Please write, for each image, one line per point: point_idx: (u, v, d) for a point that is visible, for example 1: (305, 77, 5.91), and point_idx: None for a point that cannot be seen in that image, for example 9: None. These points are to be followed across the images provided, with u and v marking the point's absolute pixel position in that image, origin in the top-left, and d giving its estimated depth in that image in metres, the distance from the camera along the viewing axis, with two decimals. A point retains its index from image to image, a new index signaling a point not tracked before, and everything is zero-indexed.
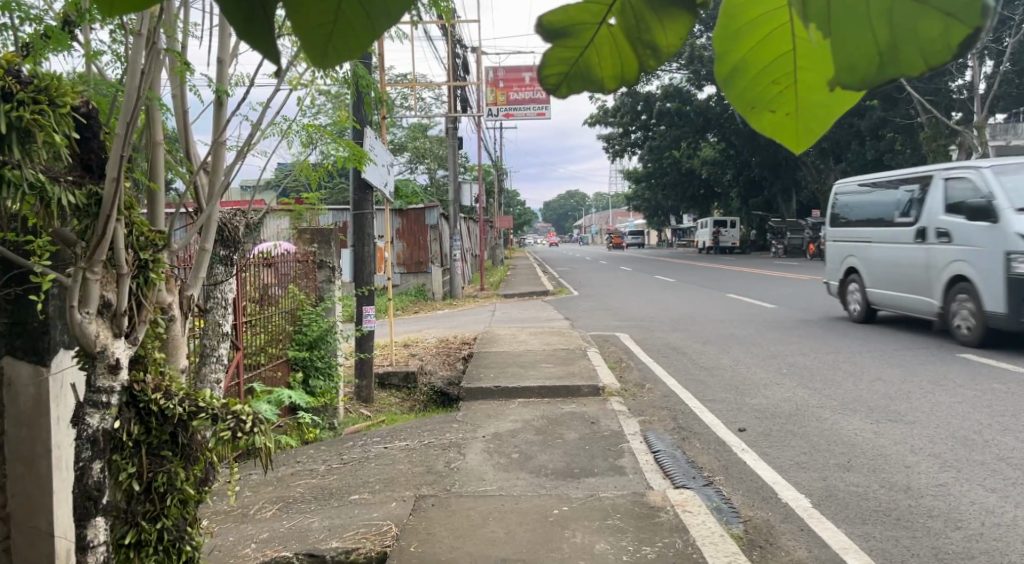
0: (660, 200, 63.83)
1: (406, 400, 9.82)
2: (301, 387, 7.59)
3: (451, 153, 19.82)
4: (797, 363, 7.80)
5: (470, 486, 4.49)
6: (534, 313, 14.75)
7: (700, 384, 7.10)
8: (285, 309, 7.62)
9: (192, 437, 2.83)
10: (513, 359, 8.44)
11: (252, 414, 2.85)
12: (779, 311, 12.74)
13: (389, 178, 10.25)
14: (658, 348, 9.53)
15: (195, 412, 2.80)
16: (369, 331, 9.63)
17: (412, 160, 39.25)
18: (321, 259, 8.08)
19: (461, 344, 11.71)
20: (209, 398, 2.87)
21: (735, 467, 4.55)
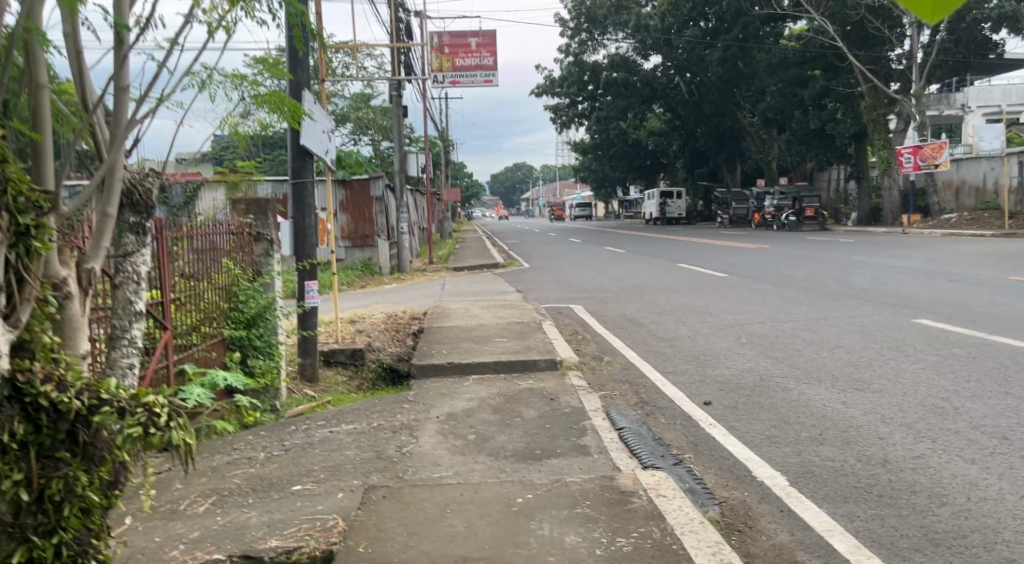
0: (606, 171, 63.81)
1: (354, 379, 9.44)
2: (239, 367, 7.14)
3: (396, 123, 19.21)
4: (756, 333, 7.62)
5: (423, 473, 4.14)
6: (484, 286, 14.40)
7: (660, 356, 6.85)
8: (219, 286, 7.11)
9: (96, 435, 2.48)
10: (466, 334, 8.08)
11: (165, 406, 2.54)
12: (732, 279, 12.61)
13: (331, 145, 9.77)
14: (614, 319, 9.27)
15: (97, 406, 2.45)
16: (313, 308, 9.18)
17: (356, 132, 38.33)
18: (258, 231, 7.64)
19: (410, 319, 11.33)
20: (114, 388, 2.52)
21: (704, 444, 4.29)
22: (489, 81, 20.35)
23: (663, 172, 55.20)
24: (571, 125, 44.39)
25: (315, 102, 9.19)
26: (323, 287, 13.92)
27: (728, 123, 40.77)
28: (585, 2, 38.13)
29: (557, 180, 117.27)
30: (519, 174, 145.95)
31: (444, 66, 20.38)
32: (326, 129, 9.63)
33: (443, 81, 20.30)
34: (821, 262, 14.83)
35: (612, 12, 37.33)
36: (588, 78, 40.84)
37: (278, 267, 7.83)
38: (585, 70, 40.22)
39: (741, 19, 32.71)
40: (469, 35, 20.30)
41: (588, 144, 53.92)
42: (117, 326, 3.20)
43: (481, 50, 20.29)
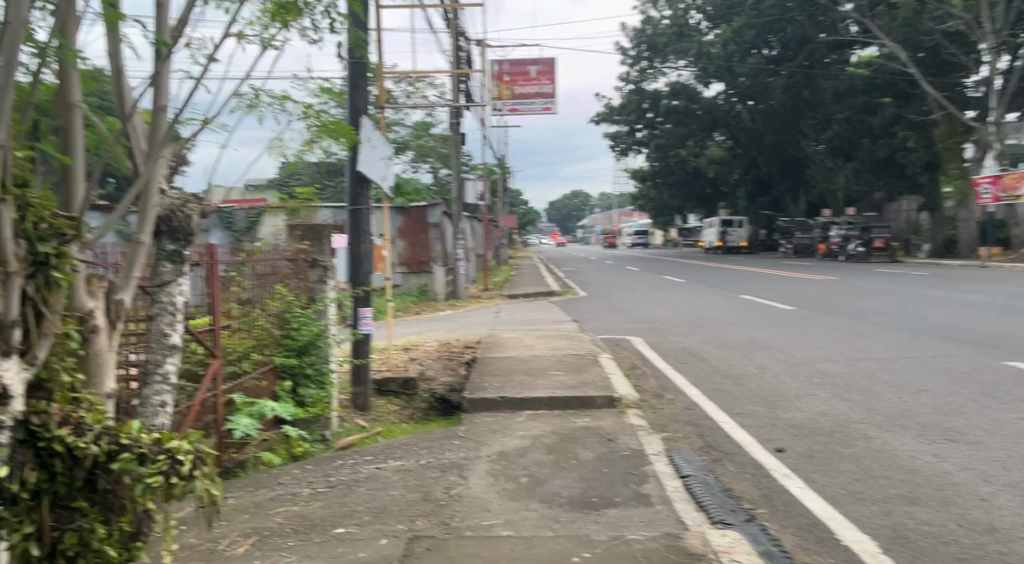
0: (665, 199, 63.13)
1: (406, 408, 9.27)
2: (289, 397, 6.97)
3: (455, 150, 19.23)
4: (829, 372, 7.18)
5: (472, 520, 3.88)
6: (541, 315, 14.13)
7: (726, 396, 6.48)
8: (272, 312, 6.96)
9: (114, 484, 2.57)
10: (522, 366, 7.82)
11: (186, 456, 2.58)
12: (799, 313, 12.11)
13: (389, 172, 9.69)
14: (676, 353, 8.90)
15: (116, 452, 2.51)
16: (366, 335, 9.06)
17: (416, 159, 38.76)
18: (314, 258, 7.51)
19: (464, 348, 11.12)
20: (135, 433, 2.58)
21: (779, 498, 3.93)
22: (549, 108, 20.25)
23: (724, 200, 54.30)
24: (630, 153, 44.02)
25: (374, 129, 9.14)
26: (378, 314, 13.83)
27: (791, 152, 39.96)
28: (646, 30, 37.98)
29: (615, 208, 116.66)
30: (577, 201, 145.75)
31: (504, 94, 20.34)
32: (385, 156, 9.56)
33: (502, 109, 20.25)
34: (895, 296, 14.17)
35: (673, 40, 37.11)
36: (648, 106, 40.37)
37: (333, 294, 7.70)
38: (645, 97, 39.89)
39: (807, 47, 32.37)
40: (529, 63, 20.27)
41: (648, 173, 53.43)
42: (151, 359, 3.18)
43: (541, 78, 20.23)
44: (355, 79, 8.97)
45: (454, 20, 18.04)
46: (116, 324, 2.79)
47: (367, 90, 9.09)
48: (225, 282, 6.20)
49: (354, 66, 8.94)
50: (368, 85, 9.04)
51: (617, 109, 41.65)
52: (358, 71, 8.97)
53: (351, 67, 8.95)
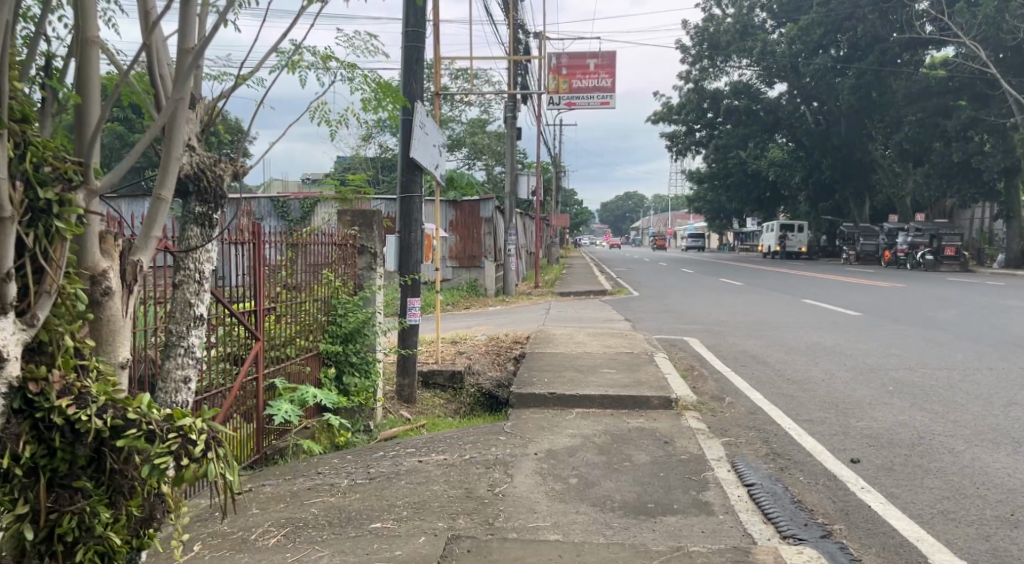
0: (722, 201, 61.99)
1: (451, 403, 9.10)
2: (332, 385, 6.84)
3: (511, 144, 19.00)
4: (903, 381, 6.73)
5: (518, 521, 3.60)
6: (592, 313, 13.79)
7: (791, 401, 6.08)
8: (319, 297, 6.81)
9: (121, 465, 2.49)
10: (573, 362, 7.53)
11: (201, 433, 2.48)
12: (866, 320, 11.56)
13: (441, 160, 9.49)
14: (735, 356, 8.49)
15: (123, 426, 2.44)
16: (413, 325, 8.90)
17: (471, 155, 38.83)
18: (362, 244, 7.50)
19: (513, 343, 10.87)
20: (146, 407, 2.50)
21: (857, 514, 3.59)
22: (606, 103, 19.87)
23: (783, 204, 53.05)
24: (687, 153, 43.19)
25: (429, 115, 8.94)
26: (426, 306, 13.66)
27: (856, 155, 38.77)
28: (709, 27, 37.20)
29: (669, 210, 115.19)
30: (631, 202, 144.48)
31: (561, 88, 19.99)
32: (438, 144, 9.35)
33: (559, 103, 19.89)
34: (969, 305, 13.45)
35: (737, 38, 36.30)
36: (707, 105, 39.38)
37: (381, 284, 7.62)
38: (705, 97, 39.00)
39: (878, 46, 31.34)
40: (588, 57, 19.88)
41: (704, 174, 52.48)
42: (175, 329, 3.22)
43: (599, 72, 19.88)
44: (410, 63, 8.77)
45: (513, 11, 17.79)
46: (132, 286, 2.78)
47: (423, 74, 8.88)
48: (274, 266, 6.10)
49: (410, 49, 8.75)
50: (424, 69, 8.84)
51: (676, 107, 40.80)
52: (414, 54, 8.78)
53: (407, 50, 8.76)
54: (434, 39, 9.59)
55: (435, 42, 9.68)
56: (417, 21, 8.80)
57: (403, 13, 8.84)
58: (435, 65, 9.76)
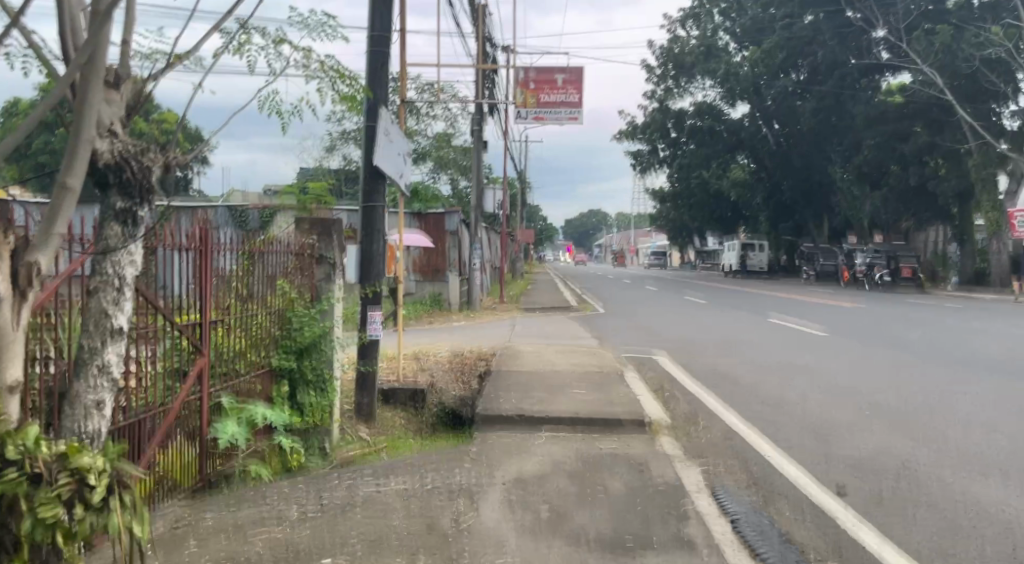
0: (685, 220, 62.44)
1: (413, 421, 8.71)
2: (287, 404, 6.38)
3: (477, 158, 18.75)
4: (879, 403, 6.54)
5: (485, 560, 3.27)
6: (558, 329, 13.53)
7: (768, 424, 5.84)
8: (272, 308, 6.39)
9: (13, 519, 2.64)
10: (541, 380, 7.21)
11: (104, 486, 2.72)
12: (833, 339, 11.46)
13: (406, 170, 9.16)
14: (706, 376, 8.26)
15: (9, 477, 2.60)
16: (372, 340, 8.50)
17: (436, 169, 38.59)
18: (320, 253, 7.10)
19: (477, 360, 10.49)
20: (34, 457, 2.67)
21: (848, 550, 3.35)
22: (573, 118, 19.72)
23: (745, 223, 53.61)
24: (652, 171, 43.39)
25: (394, 121, 8.63)
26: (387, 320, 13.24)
27: (816, 176, 39.24)
28: (674, 47, 37.49)
29: (632, 227, 115.90)
30: (594, 219, 145.19)
31: (529, 102, 19.80)
32: (403, 152, 9.04)
33: (526, 117, 19.68)
34: (933, 326, 13.47)
35: (701, 59, 36.63)
36: (672, 125, 39.59)
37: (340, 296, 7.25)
38: (669, 116, 39.20)
39: (838, 71, 31.78)
40: (556, 71, 19.73)
41: (668, 192, 52.81)
42: (89, 343, 3.16)
43: (567, 87, 19.74)
44: (375, 68, 8.46)
45: (480, 24, 17.59)
46: (24, 291, 2.75)
47: (387, 80, 8.58)
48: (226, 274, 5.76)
49: (375, 53, 8.44)
50: (389, 74, 8.53)
51: (641, 126, 41.01)
52: (378, 59, 8.46)
53: (372, 55, 8.45)
54: (400, 45, 9.28)
55: (402, 48, 9.37)
56: (382, 25, 8.50)
57: (368, 17, 8.53)
58: (400, 72, 9.46)
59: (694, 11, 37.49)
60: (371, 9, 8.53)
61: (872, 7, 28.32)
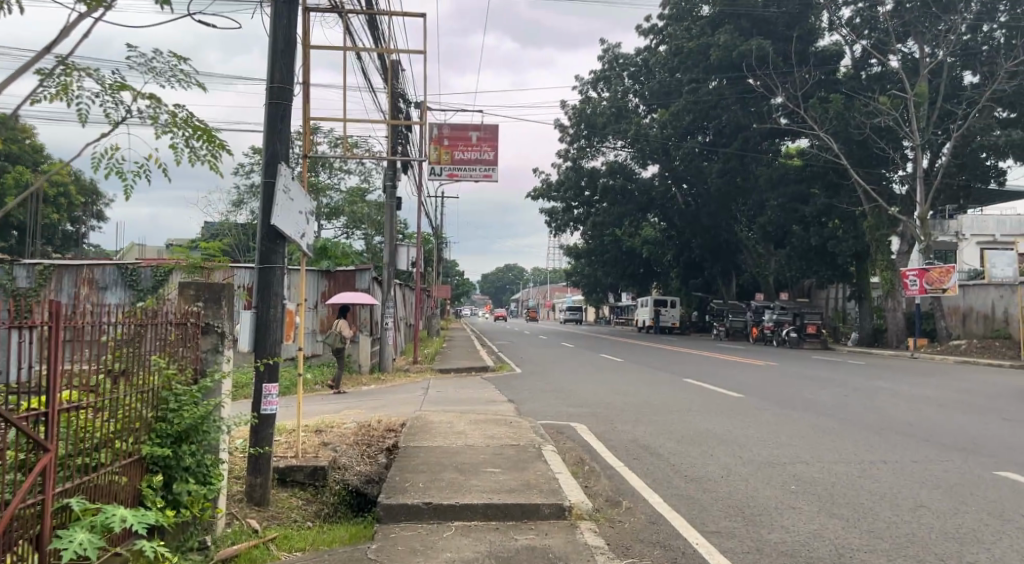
0: (599, 276, 63.18)
1: (311, 504, 8.14)
2: (158, 496, 5.66)
3: (390, 215, 18.25)
4: (805, 476, 6.27)
5: None
6: (472, 393, 13.00)
7: (693, 506, 5.46)
8: (148, 388, 5.70)
9: None
10: (450, 459, 6.66)
11: None
12: (749, 402, 11.32)
13: (309, 229, 8.59)
14: (625, 447, 7.87)
15: None
16: (267, 418, 7.86)
17: (349, 225, 38.05)
18: (207, 323, 6.57)
19: (385, 432, 9.86)
20: None
21: None
22: (488, 176, 19.48)
23: (656, 280, 54.57)
24: (566, 229, 43.76)
25: (295, 178, 8.12)
26: (287, 388, 12.46)
27: (724, 235, 40.34)
28: (586, 108, 38.16)
29: (548, 282, 116.73)
30: (510, 275, 145.75)
31: (443, 159, 19.49)
32: (306, 210, 8.50)
33: (440, 174, 19.35)
34: (843, 386, 13.54)
35: (612, 120, 37.39)
36: (585, 184, 40.02)
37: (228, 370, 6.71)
38: (582, 175, 39.63)
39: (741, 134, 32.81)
40: (470, 129, 19.59)
41: (582, 249, 53.37)
42: None
43: (482, 144, 19.55)
44: (275, 121, 7.94)
45: (392, 80, 17.29)
46: None
47: (289, 135, 8.05)
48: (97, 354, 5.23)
49: (274, 106, 7.93)
50: (290, 128, 8.02)
51: (555, 185, 41.46)
52: (278, 112, 7.95)
53: (271, 108, 7.94)
54: (304, 98, 8.77)
55: (306, 101, 8.87)
56: (283, 76, 7.99)
57: (268, 68, 8.02)
58: (303, 126, 8.93)
59: (605, 74, 38.45)
60: (270, 60, 8.01)
61: (770, 76, 29.10)
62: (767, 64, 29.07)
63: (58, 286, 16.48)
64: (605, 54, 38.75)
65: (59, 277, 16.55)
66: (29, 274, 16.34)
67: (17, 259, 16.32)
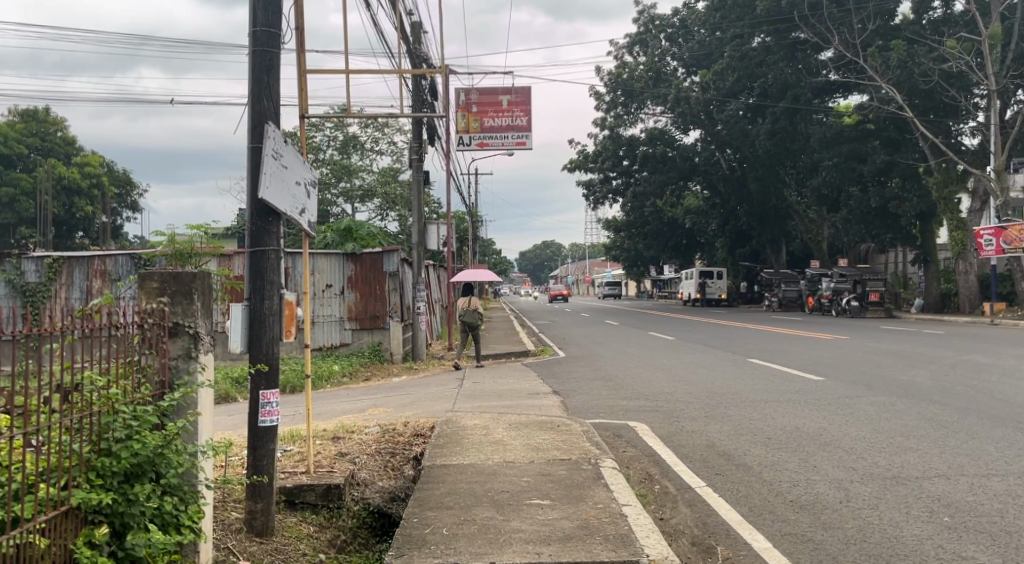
0: (640, 247, 61.28)
1: (325, 530, 6.78)
2: (104, 554, 4.31)
3: (417, 190, 16.84)
4: (957, 501, 4.75)
5: None
6: (512, 385, 11.60)
7: (823, 557, 3.99)
8: (85, 415, 4.33)
9: None
10: (485, 485, 5.25)
11: None
12: (835, 387, 9.74)
13: (311, 203, 7.24)
14: (703, 456, 6.38)
15: None
16: (265, 431, 6.56)
17: (382, 207, 37.48)
18: (174, 323, 5.22)
19: (412, 437, 8.53)
20: None
21: None
22: (521, 143, 17.94)
23: (701, 250, 52.56)
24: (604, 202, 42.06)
25: (287, 140, 6.76)
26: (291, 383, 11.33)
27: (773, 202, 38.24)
28: (622, 74, 36.42)
29: (586, 257, 114.72)
30: (548, 250, 144.00)
31: (471, 127, 18.01)
32: (306, 181, 7.16)
33: (468, 144, 17.90)
34: (937, 362, 11.85)
35: (651, 84, 35.68)
36: (623, 153, 38.23)
37: (205, 380, 5.35)
38: (620, 144, 37.90)
39: (790, 91, 30.22)
40: (500, 93, 18.00)
41: (622, 222, 51.52)
42: None
43: (513, 109, 18.04)
44: (261, 73, 6.54)
45: (413, 43, 15.81)
46: None
47: (278, 89, 6.65)
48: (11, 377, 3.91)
49: (260, 55, 6.53)
50: (278, 80, 6.62)
51: (592, 155, 39.71)
52: (265, 61, 6.56)
53: (255, 57, 6.54)
54: (298, 49, 7.37)
55: (300, 51, 7.47)
56: (268, 16, 6.57)
57: (249, 8, 6.59)
58: (299, 82, 7.53)
59: (641, 37, 36.55)
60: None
61: (824, 24, 26.96)
62: (820, 11, 26.91)
63: (69, 281, 15.42)
64: (641, 15, 36.83)
65: (70, 271, 15.46)
66: (38, 268, 15.45)
67: (26, 252, 15.49)
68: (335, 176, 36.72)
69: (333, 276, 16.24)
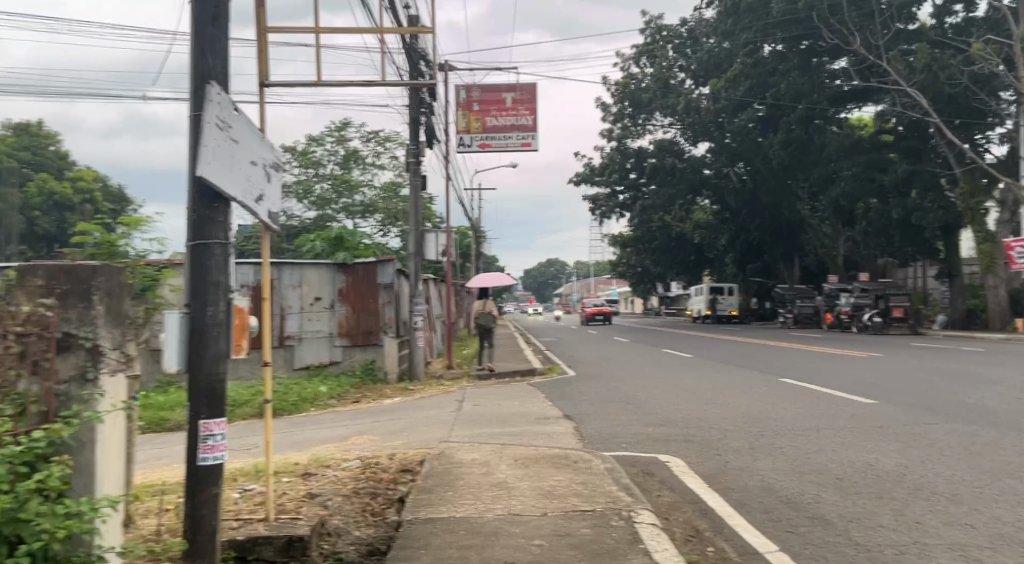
0: (647, 264, 60.03)
1: None
2: None
3: (414, 193, 15.56)
4: None
5: None
6: (519, 408, 10.25)
7: None
8: None
9: None
10: (482, 553, 3.88)
11: None
12: (892, 412, 8.39)
13: (273, 189, 5.88)
14: (765, 505, 4.99)
15: None
16: (209, 470, 5.16)
17: (384, 222, 36.26)
18: (61, 333, 3.87)
19: (399, 474, 7.12)
20: None
21: None
22: (526, 143, 16.66)
23: (710, 266, 51.24)
24: (611, 216, 40.71)
25: (239, 109, 5.38)
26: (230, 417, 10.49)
27: (786, 215, 36.87)
28: (629, 84, 35.43)
29: (591, 275, 113.12)
30: (551, 268, 143.32)
31: (473, 127, 16.81)
32: (269, 162, 5.83)
33: (470, 144, 16.64)
34: (997, 382, 10.49)
35: (659, 95, 34.52)
36: (631, 165, 37.12)
37: (107, 409, 4.00)
38: (628, 156, 36.81)
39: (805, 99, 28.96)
40: (503, 90, 16.76)
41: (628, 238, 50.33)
42: None
43: (518, 108, 16.74)
44: (205, 25, 5.17)
45: (409, 35, 14.58)
46: None
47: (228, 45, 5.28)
48: None
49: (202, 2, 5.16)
50: (227, 34, 5.25)
51: (599, 168, 38.37)
52: (209, 9, 5.18)
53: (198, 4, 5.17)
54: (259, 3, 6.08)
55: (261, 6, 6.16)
56: None
57: None
58: (260, 44, 6.21)
59: (648, 47, 35.47)
60: None
61: (845, 25, 25.66)
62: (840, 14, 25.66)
63: None
64: (648, 25, 35.75)
65: None
66: None
67: None
68: (335, 191, 35.64)
69: (322, 290, 14.90)
